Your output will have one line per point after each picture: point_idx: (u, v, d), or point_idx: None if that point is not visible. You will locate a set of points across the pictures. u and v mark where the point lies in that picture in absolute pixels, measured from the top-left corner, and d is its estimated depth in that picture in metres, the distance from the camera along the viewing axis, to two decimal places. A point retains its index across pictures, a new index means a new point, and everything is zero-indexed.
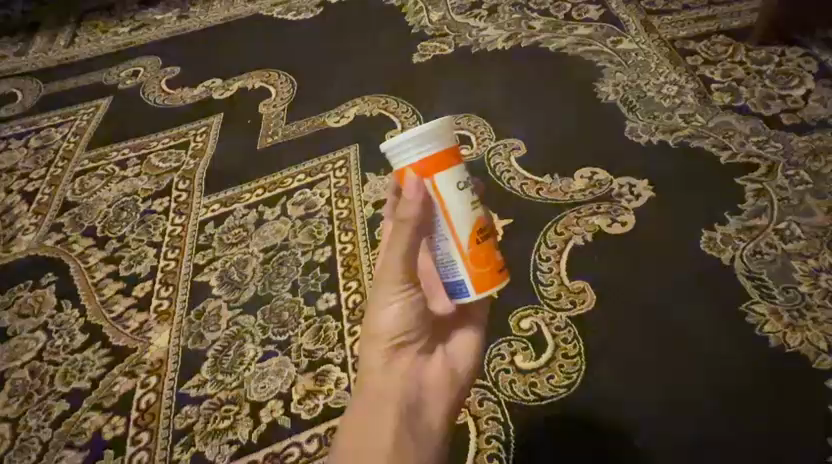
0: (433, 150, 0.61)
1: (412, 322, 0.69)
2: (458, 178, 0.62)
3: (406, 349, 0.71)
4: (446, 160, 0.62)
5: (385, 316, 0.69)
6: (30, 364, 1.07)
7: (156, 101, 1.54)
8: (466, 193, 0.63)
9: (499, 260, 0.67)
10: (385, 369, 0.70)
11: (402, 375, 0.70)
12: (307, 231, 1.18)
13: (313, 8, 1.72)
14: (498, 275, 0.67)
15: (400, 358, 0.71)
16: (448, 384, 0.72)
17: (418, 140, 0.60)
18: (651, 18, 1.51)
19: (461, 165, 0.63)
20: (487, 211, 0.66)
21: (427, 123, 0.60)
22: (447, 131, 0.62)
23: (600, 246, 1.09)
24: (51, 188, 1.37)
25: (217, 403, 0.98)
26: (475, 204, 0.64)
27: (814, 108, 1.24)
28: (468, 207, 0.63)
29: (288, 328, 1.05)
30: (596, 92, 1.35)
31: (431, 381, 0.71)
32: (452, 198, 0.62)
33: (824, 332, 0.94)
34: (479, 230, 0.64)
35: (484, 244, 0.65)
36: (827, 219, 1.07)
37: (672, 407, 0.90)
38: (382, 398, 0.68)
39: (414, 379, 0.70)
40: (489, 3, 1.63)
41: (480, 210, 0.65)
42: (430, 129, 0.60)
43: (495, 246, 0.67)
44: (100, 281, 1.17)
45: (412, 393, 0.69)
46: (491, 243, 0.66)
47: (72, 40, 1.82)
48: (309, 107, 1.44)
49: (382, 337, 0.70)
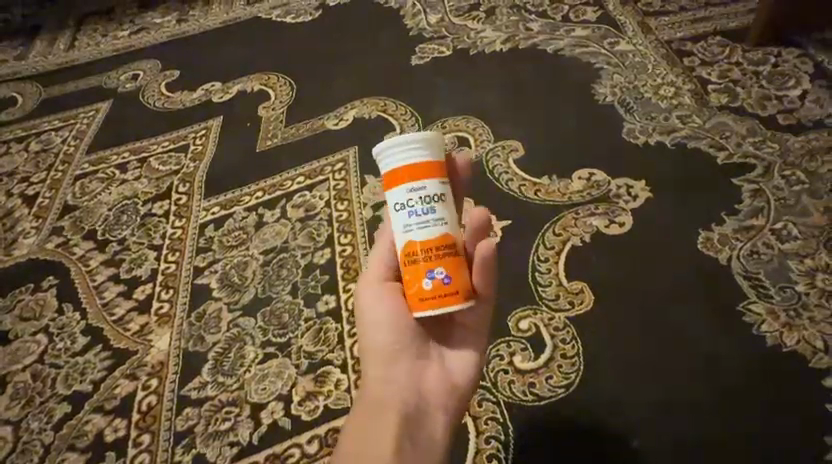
0: (389, 167, 0.67)
1: (409, 327, 0.73)
2: (401, 198, 0.66)
3: (406, 357, 0.73)
4: (392, 179, 0.67)
5: (384, 322, 0.73)
6: (31, 367, 1.07)
7: (156, 104, 1.54)
8: (403, 213, 0.67)
9: (426, 287, 0.66)
10: (385, 376, 0.72)
11: (402, 383, 0.71)
12: (307, 233, 1.19)
13: (312, 11, 1.73)
14: (423, 302, 0.67)
15: (401, 366, 0.72)
16: (449, 392, 0.73)
17: (383, 155, 0.68)
18: (648, 20, 1.52)
19: (410, 184, 0.66)
20: (427, 235, 0.66)
21: (387, 142, 0.67)
22: (403, 152, 0.66)
23: (598, 246, 1.09)
24: (52, 192, 1.38)
25: (218, 405, 0.98)
26: (407, 227, 0.67)
27: (810, 109, 1.25)
28: (401, 227, 0.67)
29: (288, 330, 1.05)
30: (594, 93, 1.35)
31: (432, 389, 0.72)
32: (392, 217, 0.68)
33: (820, 331, 0.95)
34: (409, 252, 0.67)
35: (413, 265, 0.67)
36: (823, 219, 1.08)
37: (671, 407, 0.90)
38: (382, 406, 0.69)
39: (413, 388, 0.72)
40: (487, 5, 1.63)
41: (415, 231, 0.66)
42: (386, 150, 0.67)
43: (425, 273, 0.66)
44: (100, 284, 1.17)
45: (411, 400, 0.70)
46: (421, 268, 0.66)
47: (72, 44, 1.83)
48: (308, 110, 1.44)
49: (382, 345, 0.73)
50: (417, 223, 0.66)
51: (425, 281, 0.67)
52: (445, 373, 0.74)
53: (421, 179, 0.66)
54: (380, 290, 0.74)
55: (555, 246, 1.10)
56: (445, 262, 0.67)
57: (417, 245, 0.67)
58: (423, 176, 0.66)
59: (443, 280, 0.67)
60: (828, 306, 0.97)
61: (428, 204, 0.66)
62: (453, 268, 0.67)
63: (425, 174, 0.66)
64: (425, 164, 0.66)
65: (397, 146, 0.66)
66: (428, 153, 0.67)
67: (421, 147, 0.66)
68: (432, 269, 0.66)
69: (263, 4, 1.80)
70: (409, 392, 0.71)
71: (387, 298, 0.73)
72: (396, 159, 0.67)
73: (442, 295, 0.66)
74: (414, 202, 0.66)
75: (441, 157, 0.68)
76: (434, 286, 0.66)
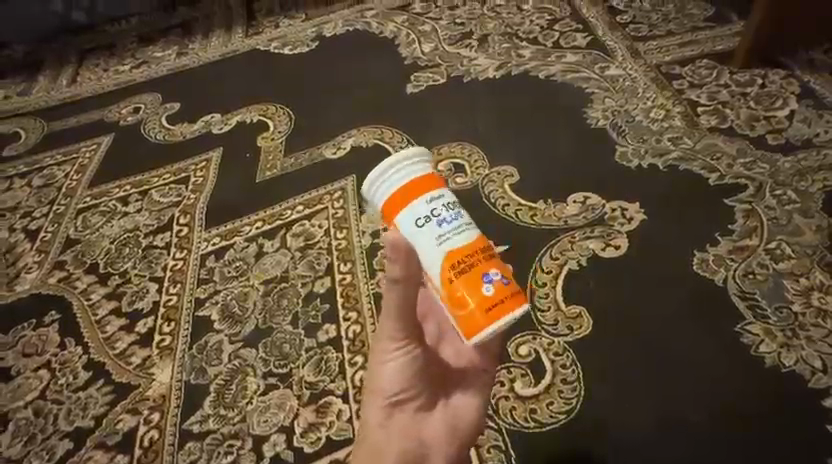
0: (396, 187, 0.62)
1: (411, 380, 0.68)
2: (412, 219, 0.61)
3: (407, 404, 0.70)
4: (406, 197, 0.62)
5: (385, 374, 0.69)
6: (33, 403, 1.07)
7: (156, 137, 1.57)
8: (433, 226, 0.61)
9: (489, 293, 0.61)
10: (385, 424, 0.70)
11: (400, 432, 0.69)
12: (307, 262, 1.20)
13: (308, 42, 1.77)
14: (497, 308, 0.61)
15: (401, 413, 0.70)
16: (451, 441, 0.70)
17: (382, 180, 0.62)
18: (636, 44, 1.55)
19: (432, 192, 0.62)
20: (471, 236, 0.62)
21: (385, 161, 0.62)
22: (393, 175, 0.62)
23: (595, 271, 1.10)
24: (54, 226, 1.40)
25: (219, 439, 0.98)
26: (442, 237, 0.61)
27: (798, 128, 1.28)
28: (437, 242, 0.61)
29: (289, 361, 1.06)
30: (586, 118, 1.38)
31: (433, 436, 0.70)
32: (416, 237, 0.61)
33: (819, 351, 0.96)
34: (449, 264, 0.61)
35: (464, 278, 0.61)
36: (816, 238, 1.09)
37: (674, 434, 0.90)
38: (378, 452, 0.70)
39: (413, 439, 0.69)
40: (480, 33, 1.68)
41: (453, 238, 0.61)
42: (387, 171, 0.62)
43: (484, 275, 0.61)
44: (102, 318, 1.18)
45: (410, 449, 0.69)
46: (484, 268, 0.62)
47: (74, 79, 1.86)
48: (308, 139, 1.47)
49: (383, 393, 0.69)
50: (453, 231, 0.61)
51: (485, 288, 0.61)
52: (449, 419, 0.70)
53: (433, 188, 0.62)
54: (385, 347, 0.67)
55: (551, 271, 1.11)
56: (495, 263, 0.63)
57: (460, 254, 0.61)
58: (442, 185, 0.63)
59: (502, 280, 0.62)
60: (825, 326, 0.98)
61: (453, 209, 0.62)
62: (503, 267, 0.63)
63: (429, 186, 0.62)
64: (431, 174, 0.63)
65: (398, 163, 0.62)
66: (420, 167, 0.63)
67: (409, 163, 0.62)
68: (488, 272, 0.62)
69: (261, 36, 1.84)
70: (408, 443, 0.69)
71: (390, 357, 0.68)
72: (389, 186, 0.62)
73: (506, 298, 0.61)
74: (440, 209, 0.62)
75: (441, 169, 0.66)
76: (497, 290, 0.61)
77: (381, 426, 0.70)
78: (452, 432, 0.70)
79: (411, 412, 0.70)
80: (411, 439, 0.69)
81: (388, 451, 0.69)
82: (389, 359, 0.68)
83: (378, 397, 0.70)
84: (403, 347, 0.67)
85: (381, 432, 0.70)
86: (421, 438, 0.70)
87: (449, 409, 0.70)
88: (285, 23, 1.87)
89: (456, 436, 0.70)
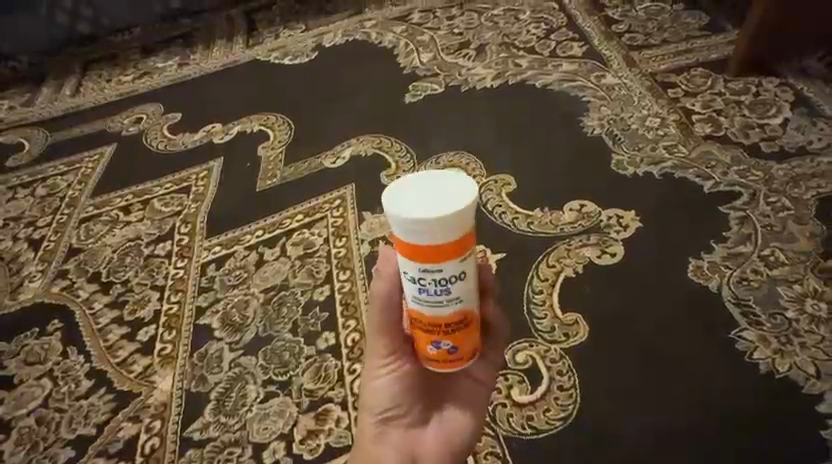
0: (400, 238, 0.59)
1: (405, 390, 0.69)
2: (402, 271, 0.61)
3: (400, 416, 0.70)
4: (405, 250, 0.59)
5: (377, 387, 0.70)
6: (36, 411, 1.09)
7: (158, 147, 1.59)
8: (412, 286, 0.61)
9: (429, 352, 0.66)
10: (380, 437, 0.70)
11: (395, 444, 0.69)
12: (307, 270, 1.22)
13: (309, 52, 1.79)
14: (427, 360, 0.67)
15: (396, 425, 0.70)
16: (446, 452, 0.70)
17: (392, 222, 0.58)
18: (632, 53, 1.57)
19: (428, 264, 0.59)
20: (439, 311, 0.62)
21: (400, 211, 0.57)
22: (406, 229, 0.57)
23: (591, 278, 1.11)
24: (57, 236, 1.41)
25: (220, 446, 0.99)
26: (416, 300, 0.62)
27: (792, 136, 1.29)
28: (411, 297, 0.63)
29: (288, 368, 1.07)
30: (582, 126, 1.40)
31: (428, 447, 0.70)
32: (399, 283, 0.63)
33: (813, 357, 0.96)
34: (411, 316, 0.65)
35: (418, 331, 0.65)
36: (809, 245, 1.10)
37: (670, 439, 0.91)
38: None
39: (408, 452, 0.69)
40: (477, 43, 1.70)
41: (425, 305, 0.62)
42: (397, 221, 0.58)
43: (432, 340, 0.65)
44: (104, 327, 1.19)
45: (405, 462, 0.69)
46: (436, 335, 0.64)
47: (77, 89, 1.89)
48: (308, 148, 1.49)
49: (376, 405, 0.70)
50: (426, 300, 0.62)
51: (430, 348, 0.66)
52: (444, 428, 0.71)
53: (431, 262, 0.59)
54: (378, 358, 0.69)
55: (548, 279, 1.12)
56: (452, 336, 0.64)
57: (421, 317, 0.63)
58: (443, 259, 0.59)
59: (450, 350, 0.65)
60: (819, 332, 0.99)
61: (440, 284, 0.60)
62: (461, 340, 0.65)
63: (429, 258, 0.58)
64: (437, 246, 0.58)
65: (409, 223, 0.57)
66: (428, 237, 0.57)
67: (425, 228, 0.56)
68: (437, 340, 0.65)
69: (262, 47, 1.87)
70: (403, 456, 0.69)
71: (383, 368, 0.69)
72: (396, 232, 0.59)
73: (441, 361, 0.66)
74: (426, 282, 0.60)
75: (461, 234, 0.58)
76: (439, 354, 0.66)
77: (375, 440, 0.70)
78: (448, 443, 0.70)
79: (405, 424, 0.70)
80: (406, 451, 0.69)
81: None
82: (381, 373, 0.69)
83: (372, 410, 0.70)
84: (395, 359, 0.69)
85: (376, 445, 0.70)
86: (417, 450, 0.70)
87: (443, 420, 0.71)
88: (285, 33, 1.90)
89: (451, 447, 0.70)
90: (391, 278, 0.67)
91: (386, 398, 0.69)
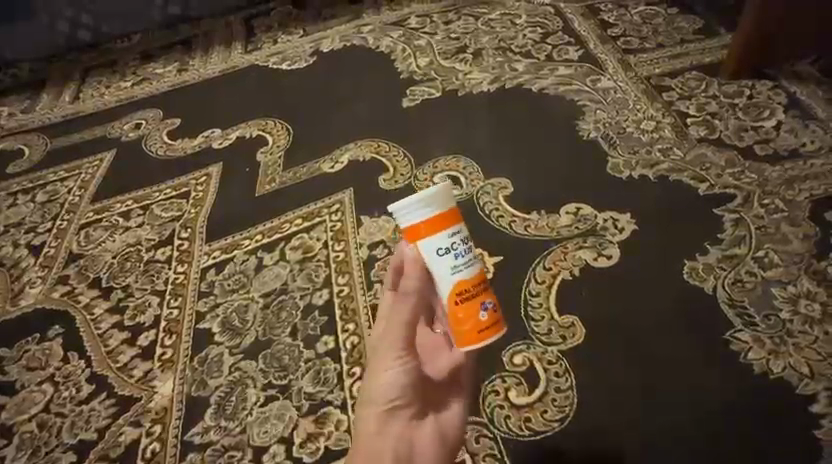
0: (418, 219, 0.68)
1: (409, 387, 0.72)
2: (433, 248, 0.68)
3: (401, 412, 0.72)
4: (426, 228, 0.68)
5: (384, 382, 0.71)
6: (37, 416, 1.09)
7: (157, 152, 1.60)
8: (449, 257, 0.68)
9: (483, 319, 0.70)
10: (381, 431, 0.71)
11: (395, 438, 0.71)
12: (306, 274, 1.23)
13: (307, 57, 1.80)
14: (479, 334, 0.70)
15: (396, 420, 0.72)
16: (442, 449, 0.73)
17: (405, 212, 0.68)
18: (627, 57, 1.59)
19: (449, 228, 0.68)
20: (473, 270, 0.70)
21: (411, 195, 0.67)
22: (422, 207, 0.67)
23: (587, 280, 1.13)
24: (58, 242, 1.42)
25: (221, 450, 1.00)
26: (455, 268, 0.68)
27: (785, 139, 1.31)
28: (448, 271, 0.68)
29: (288, 372, 1.08)
30: (578, 130, 1.41)
31: (426, 443, 0.73)
32: (434, 263, 0.68)
33: (806, 357, 0.98)
34: (456, 292, 0.69)
35: (465, 304, 0.69)
36: (803, 246, 1.12)
37: (669, 439, 0.92)
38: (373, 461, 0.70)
39: (407, 446, 0.71)
40: (474, 47, 1.72)
41: (464, 269, 0.69)
42: (407, 206, 0.67)
43: (480, 305, 0.70)
44: (104, 332, 1.20)
45: (403, 456, 0.70)
46: (479, 298, 0.70)
47: (77, 95, 1.90)
48: (307, 153, 1.50)
49: (380, 400, 0.71)
50: (463, 263, 0.69)
51: (480, 315, 0.70)
52: (441, 427, 0.74)
53: (449, 226, 0.68)
54: (389, 355, 0.71)
55: (545, 281, 1.13)
56: (489, 293, 0.71)
57: (465, 285, 0.69)
58: (456, 221, 0.69)
59: (493, 309, 0.71)
60: (812, 332, 1.01)
61: (466, 243, 0.69)
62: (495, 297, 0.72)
63: (449, 222, 0.68)
64: (448, 211, 0.68)
65: (421, 200, 0.67)
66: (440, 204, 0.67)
67: (439, 196, 0.68)
68: (484, 301, 0.70)
69: (260, 52, 1.88)
70: (402, 450, 0.71)
71: (392, 366, 0.71)
72: (412, 218, 0.68)
73: (493, 324, 0.71)
74: (458, 243, 0.68)
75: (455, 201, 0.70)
76: (489, 317, 0.71)
77: (374, 435, 0.71)
78: (443, 439, 0.74)
79: (404, 421, 0.72)
80: (406, 447, 0.71)
81: (384, 458, 0.70)
82: (389, 370, 0.71)
83: (375, 404, 0.72)
84: (404, 356, 0.71)
85: (375, 440, 0.71)
86: (415, 446, 0.72)
87: (440, 419, 0.74)
88: (283, 39, 1.91)
89: (447, 444, 0.74)
90: (420, 274, 0.71)
91: (391, 393, 0.71)
